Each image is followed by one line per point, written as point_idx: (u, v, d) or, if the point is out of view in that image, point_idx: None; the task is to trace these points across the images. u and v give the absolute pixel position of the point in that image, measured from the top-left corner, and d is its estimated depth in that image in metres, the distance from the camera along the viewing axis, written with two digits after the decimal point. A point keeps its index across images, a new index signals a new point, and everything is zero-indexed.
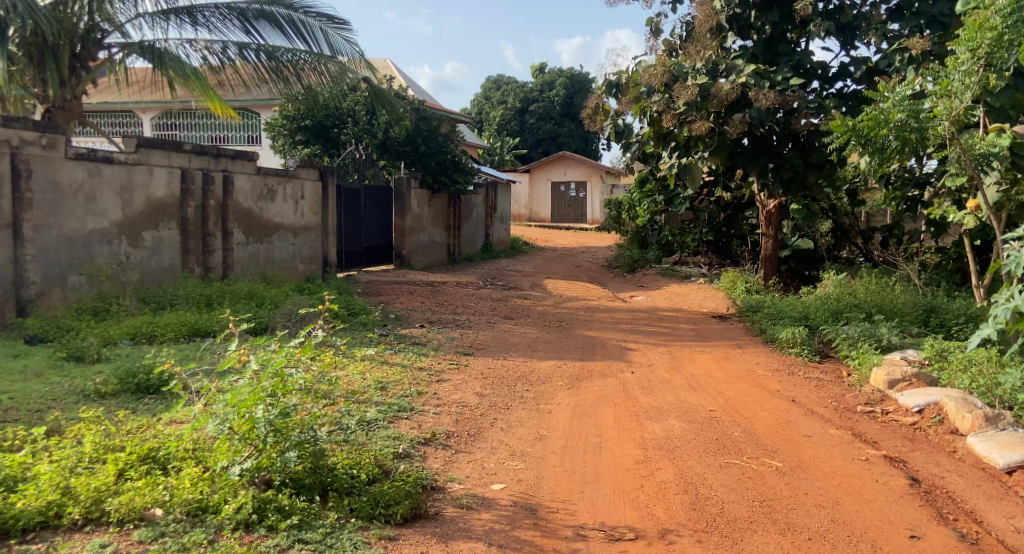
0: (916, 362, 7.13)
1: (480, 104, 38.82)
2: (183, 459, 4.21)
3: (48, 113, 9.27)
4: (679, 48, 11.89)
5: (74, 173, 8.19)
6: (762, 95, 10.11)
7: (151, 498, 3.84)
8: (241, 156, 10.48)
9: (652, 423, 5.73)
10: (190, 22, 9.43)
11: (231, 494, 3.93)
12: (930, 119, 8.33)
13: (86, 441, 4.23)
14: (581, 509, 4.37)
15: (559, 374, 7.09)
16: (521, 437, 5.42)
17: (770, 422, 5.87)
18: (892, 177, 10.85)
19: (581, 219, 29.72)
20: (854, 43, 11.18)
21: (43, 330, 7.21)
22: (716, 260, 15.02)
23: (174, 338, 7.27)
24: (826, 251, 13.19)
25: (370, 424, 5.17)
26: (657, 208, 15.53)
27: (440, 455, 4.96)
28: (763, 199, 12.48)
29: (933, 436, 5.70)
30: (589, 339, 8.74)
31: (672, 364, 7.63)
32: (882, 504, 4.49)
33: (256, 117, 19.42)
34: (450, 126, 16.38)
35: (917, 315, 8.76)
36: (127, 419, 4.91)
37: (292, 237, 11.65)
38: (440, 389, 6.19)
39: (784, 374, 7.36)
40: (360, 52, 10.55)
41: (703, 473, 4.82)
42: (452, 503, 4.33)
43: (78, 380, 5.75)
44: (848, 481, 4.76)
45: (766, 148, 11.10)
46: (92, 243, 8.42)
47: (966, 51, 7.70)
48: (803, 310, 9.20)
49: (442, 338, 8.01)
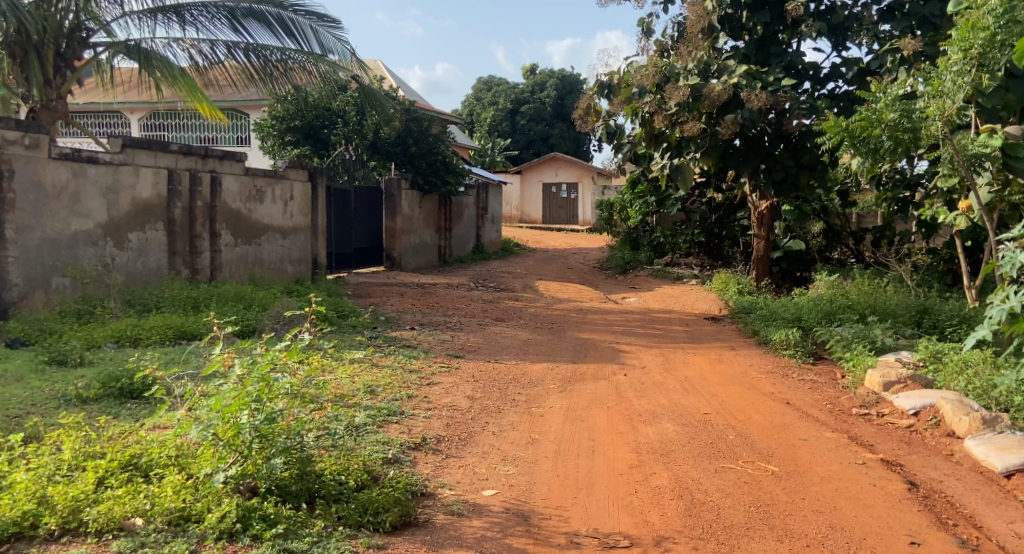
0: (911, 364, 7.09)
1: (472, 105, 38.88)
2: (166, 466, 4.09)
3: (33, 113, 9.11)
4: (671, 48, 11.82)
5: (57, 173, 8.05)
6: (754, 96, 10.05)
7: (131, 508, 3.71)
8: (229, 156, 10.34)
9: (646, 427, 5.65)
10: (177, 20, 9.27)
11: (215, 502, 3.81)
12: (922, 119, 8.22)
13: (65, 448, 4.11)
14: (574, 515, 4.29)
15: (551, 376, 7.00)
16: (512, 441, 5.33)
17: (765, 425, 5.79)
18: (884, 177, 10.82)
19: (573, 220, 29.68)
20: (846, 44, 11.14)
21: (25, 333, 7.07)
22: (707, 261, 14.93)
23: (159, 341, 7.15)
24: (818, 252, 13.15)
25: (359, 429, 5.05)
26: (649, 209, 15.40)
27: (431, 461, 4.86)
28: (755, 200, 12.38)
29: (930, 439, 5.64)
30: (582, 341, 8.66)
31: (665, 366, 7.56)
32: (880, 509, 4.42)
33: (246, 119, 19.28)
34: (441, 127, 16.28)
35: (910, 316, 8.71)
36: (110, 424, 4.80)
37: (281, 238, 11.52)
38: (430, 393, 6.08)
39: (778, 375, 7.31)
40: (351, 49, 10.45)
41: (699, 478, 4.73)
42: (442, 510, 4.24)
43: (60, 384, 5.63)
44: (845, 486, 4.69)
45: (758, 149, 10.96)
46: (76, 245, 8.29)
47: (957, 51, 7.65)
48: (796, 311, 9.15)
49: (433, 341, 7.92)
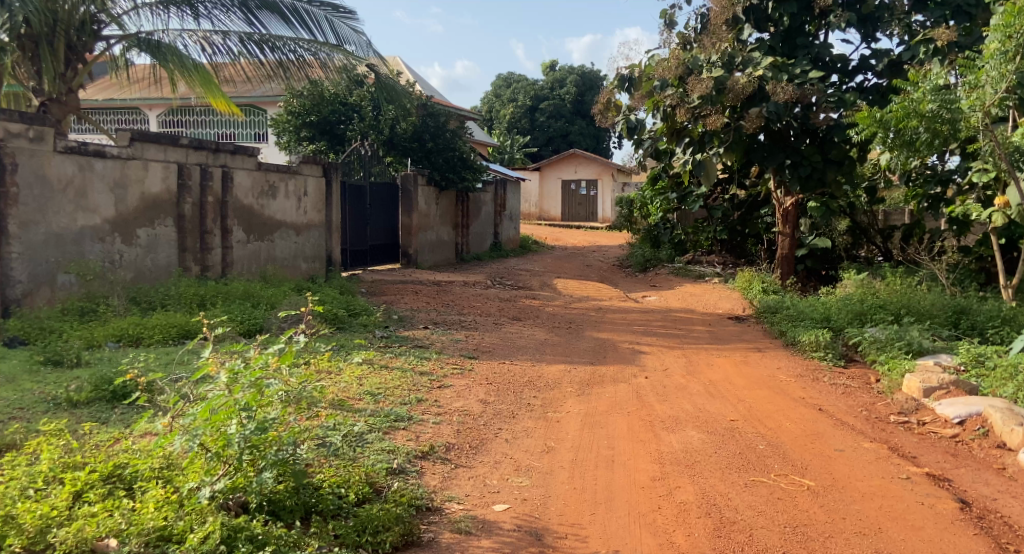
0: (951, 367, 6.69)
1: (491, 101, 38.63)
2: (150, 480, 3.77)
3: (43, 106, 8.82)
4: (694, 41, 11.42)
5: (63, 167, 7.79)
6: (781, 88, 9.60)
7: (106, 527, 3.37)
8: (240, 151, 10.04)
9: (669, 435, 5.27)
10: (191, 14, 9.04)
11: (199, 520, 3.47)
12: (961, 110, 7.81)
13: (43, 458, 3.80)
14: (592, 535, 3.94)
15: (568, 379, 6.63)
16: (526, 449, 4.99)
17: (797, 433, 5.41)
18: (914, 173, 10.31)
19: (592, 217, 29.16)
20: (876, 35, 10.68)
21: (25, 331, 6.81)
22: (730, 259, 14.48)
23: (163, 340, 6.87)
24: (844, 250, 12.66)
25: (361, 437, 4.71)
26: (670, 206, 15.03)
27: (438, 471, 4.53)
28: (780, 197, 11.97)
29: (978, 451, 5.24)
30: (600, 341, 8.28)
31: (688, 369, 7.17)
32: (931, 532, 4.03)
33: (264, 115, 18.96)
34: (457, 122, 15.86)
35: (947, 317, 8.27)
36: (96, 431, 4.51)
37: (295, 234, 11.23)
38: (441, 397, 5.76)
39: (809, 379, 6.91)
40: (367, 41, 10.03)
41: (727, 493, 4.37)
42: (449, 528, 3.93)
43: (51, 387, 5.32)
44: (890, 504, 4.29)
45: (783, 143, 10.52)
46: (83, 240, 8.03)
47: (1001, 37, 7.23)
48: (825, 311, 8.70)
49: (446, 341, 7.57)
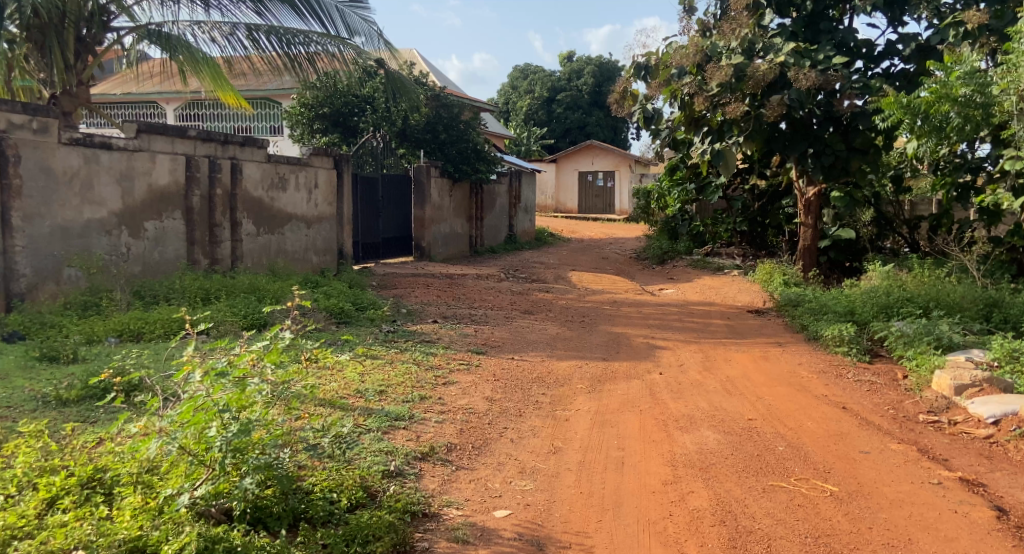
0: (984, 364, 6.35)
1: (508, 93, 38.36)
2: (130, 485, 3.54)
3: (53, 99, 8.58)
4: (713, 28, 11.00)
5: (68, 159, 7.61)
6: (803, 75, 9.20)
7: (74, 539, 3.14)
8: (250, 142, 9.85)
9: (683, 435, 5.00)
10: (201, 4, 8.82)
11: (174, 531, 3.25)
12: (996, 93, 7.47)
13: (19, 462, 3.61)
14: (598, 545, 3.69)
15: (579, 375, 6.38)
16: (533, 450, 4.73)
17: (820, 434, 5.11)
18: (942, 161, 9.92)
19: (609, 210, 28.78)
20: (903, 18, 10.24)
21: (24, 326, 6.63)
22: (751, 251, 13.96)
23: (163, 336, 6.68)
24: (869, 241, 12.31)
25: (358, 437, 4.50)
26: (689, 197, 14.62)
27: (438, 474, 4.29)
28: (803, 186, 11.51)
29: (1014, 452, 4.94)
30: (614, 336, 8.01)
31: (704, 364, 6.90)
32: (966, 544, 3.74)
33: (278, 108, 18.73)
34: (472, 114, 15.60)
35: (978, 310, 7.93)
36: (79, 432, 4.31)
37: (305, 228, 11.04)
38: (445, 394, 5.52)
39: (831, 375, 6.60)
40: (379, 32, 9.78)
41: (744, 499, 4.09)
42: (445, 536, 3.69)
43: (43, 383, 5.14)
44: (920, 513, 4.00)
45: (806, 132, 10.18)
46: (89, 234, 7.86)
47: None
48: (849, 303, 8.35)
49: (455, 335, 7.33)
